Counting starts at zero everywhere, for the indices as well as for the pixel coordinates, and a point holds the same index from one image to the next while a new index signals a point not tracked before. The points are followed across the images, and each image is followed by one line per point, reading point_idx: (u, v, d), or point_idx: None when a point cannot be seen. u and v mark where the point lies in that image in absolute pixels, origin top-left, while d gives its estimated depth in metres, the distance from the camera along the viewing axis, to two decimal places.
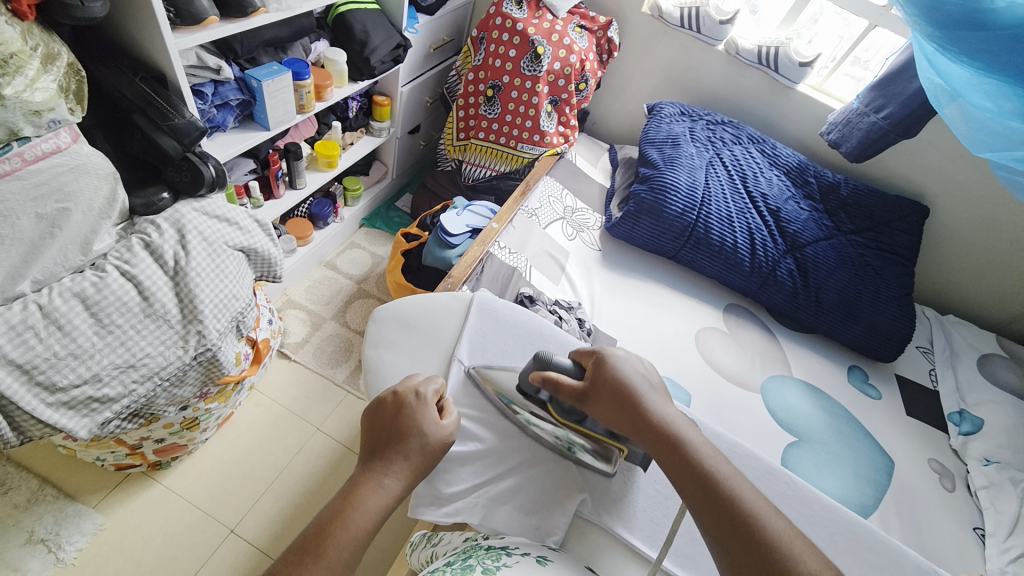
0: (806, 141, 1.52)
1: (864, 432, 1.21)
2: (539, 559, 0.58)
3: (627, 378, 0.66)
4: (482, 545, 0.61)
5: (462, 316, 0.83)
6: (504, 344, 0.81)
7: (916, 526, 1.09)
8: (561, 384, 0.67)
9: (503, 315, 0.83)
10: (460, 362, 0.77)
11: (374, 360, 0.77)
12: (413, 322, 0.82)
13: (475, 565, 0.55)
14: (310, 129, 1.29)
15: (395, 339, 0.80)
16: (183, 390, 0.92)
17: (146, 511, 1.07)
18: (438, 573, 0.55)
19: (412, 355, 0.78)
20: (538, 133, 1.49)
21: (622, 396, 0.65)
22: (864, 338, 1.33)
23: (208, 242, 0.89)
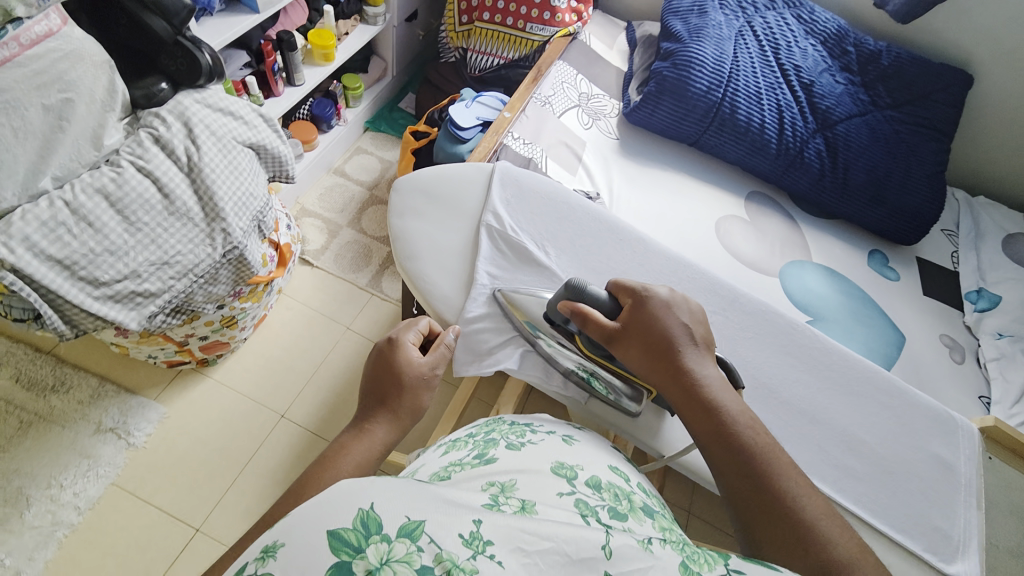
0: (849, 2, 1.36)
1: (879, 311, 1.23)
2: (565, 437, 0.60)
3: (667, 326, 0.62)
4: (505, 421, 0.65)
5: (485, 187, 0.82)
6: (531, 214, 0.80)
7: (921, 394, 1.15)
8: (592, 319, 0.64)
9: (527, 187, 0.82)
10: (488, 226, 0.77)
11: (401, 228, 0.78)
12: (436, 192, 0.81)
13: (499, 439, 0.58)
14: (301, 16, 1.20)
15: (419, 208, 0.79)
16: (218, 288, 0.95)
17: (201, 402, 1.17)
18: (461, 445, 0.60)
19: (439, 225, 0.78)
20: (548, 10, 1.37)
21: (659, 342, 0.62)
22: (889, 220, 1.30)
23: (217, 137, 0.87)
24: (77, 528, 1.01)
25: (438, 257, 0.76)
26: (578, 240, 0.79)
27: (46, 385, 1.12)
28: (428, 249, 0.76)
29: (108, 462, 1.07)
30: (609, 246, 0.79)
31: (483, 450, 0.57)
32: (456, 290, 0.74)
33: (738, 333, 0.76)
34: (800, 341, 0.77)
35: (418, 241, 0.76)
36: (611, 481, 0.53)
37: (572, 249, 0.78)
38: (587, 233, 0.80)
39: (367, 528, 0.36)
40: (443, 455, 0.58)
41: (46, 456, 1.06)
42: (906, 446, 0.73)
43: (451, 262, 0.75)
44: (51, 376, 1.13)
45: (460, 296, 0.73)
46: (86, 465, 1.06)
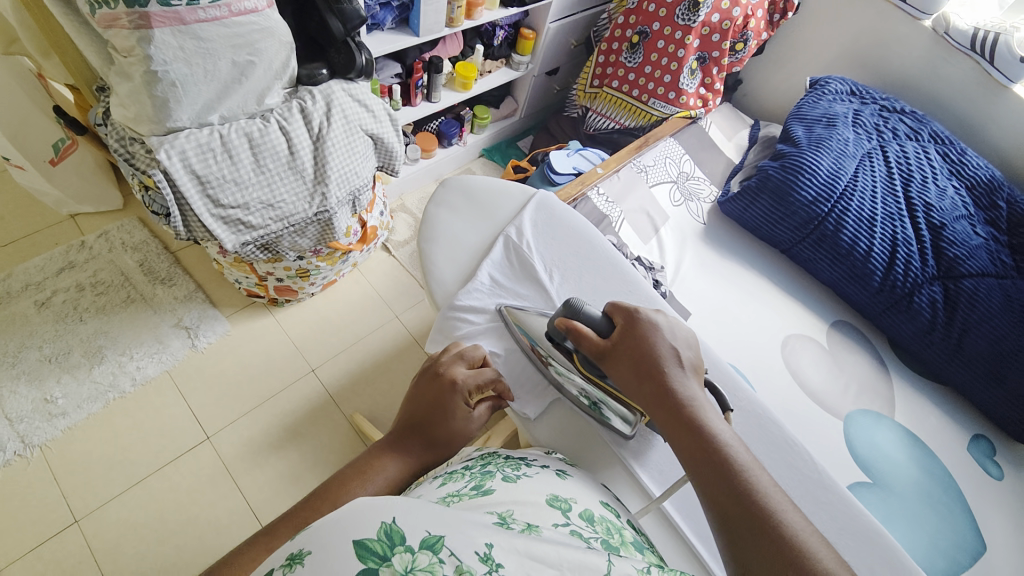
0: (1012, 155, 1.22)
1: (965, 507, 1.01)
2: (558, 472, 0.60)
3: (653, 346, 0.60)
4: (501, 454, 0.64)
5: (521, 206, 0.86)
6: (554, 242, 0.81)
7: None
8: (585, 336, 0.62)
9: (560, 217, 0.84)
10: (506, 236, 0.80)
11: (432, 215, 0.84)
12: (476, 195, 0.87)
13: (495, 472, 0.58)
14: (456, 47, 1.39)
15: (454, 204, 0.86)
16: (303, 240, 1.11)
17: (257, 332, 1.34)
18: (457, 476, 0.58)
19: (468, 224, 0.84)
20: (675, 90, 1.41)
21: (646, 360, 0.59)
22: (1005, 405, 1.10)
23: (347, 121, 1.04)
24: (125, 396, 1.19)
25: (452, 248, 0.81)
26: (589, 278, 0.78)
27: (158, 276, 1.36)
28: (444, 236, 0.82)
29: (171, 353, 1.25)
30: (618, 296, 0.77)
31: (479, 481, 0.56)
32: (454, 279, 0.78)
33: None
34: (798, 474, 0.70)
35: (442, 229, 0.83)
36: (603, 514, 0.54)
37: (580, 285, 0.77)
38: (599, 275, 0.79)
39: (392, 538, 0.39)
40: (439, 487, 0.56)
41: (133, 330, 1.27)
42: None
43: (461, 255, 0.81)
44: (165, 270, 1.37)
45: (455, 285, 0.78)
46: (155, 348, 1.26)
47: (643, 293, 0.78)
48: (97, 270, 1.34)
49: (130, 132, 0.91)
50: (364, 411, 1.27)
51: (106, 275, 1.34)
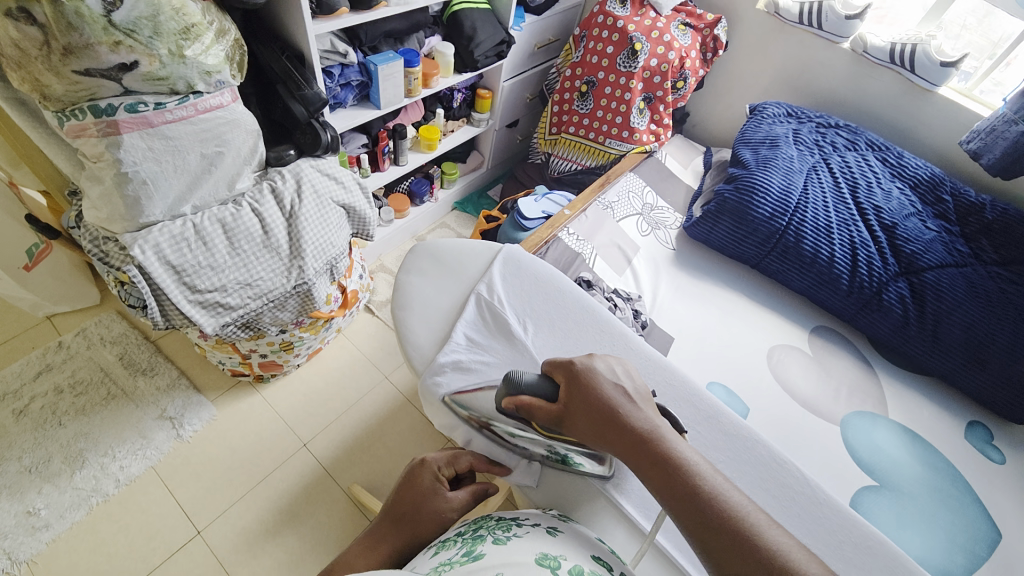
0: (945, 153, 1.30)
1: (976, 498, 1.00)
2: (549, 530, 0.60)
3: (603, 391, 0.61)
4: (493, 517, 0.65)
5: (487, 261, 0.89)
6: (521, 291, 0.84)
7: None
8: (537, 406, 0.63)
9: (525, 266, 0.87)
10: (477, 293, 0.82)
11: (404, 282, 0.86)
12: (445, 258, 0.89)
13: (487, 535, 0.59)
14: (417, 113, 1.46)
15: (426, 269, 0.88)
16: (283, 314, 1.12)
17: (246, 412, 1.31)
18: (450, 543, 0.60)
19: (439, 287, 0.86)
20: (627, 129, 1.50)
21: (596, 402, 0.61)
22: (991, 389, 1.11)
23: (318, 195, 1.08)
24: (109, 499, 1.14)
25: (425, 312, 0.83)
26: (559, 322, 0.81)
27: (140, 367, 1.34)
28: (418, 301, 0.84)
29: (156, 446, 1.22)
30: (591, 335, 0.80)
31: (471, 546, 0.58)
32: (430, 343, 0.79)
33: (718, 458, 0.72)
34: (795, 493, 0.70)
35: (414, 295, 0.85)
36: (592, 570, 0.55)
37: (552, 330, 0.80)
38: (569, 316, 0.81)
39: None
40: (434, 557, 0.58)
41: (115, 428, 1.24)
42: None
43: (434, 318, 0.82)
44: (146, 361, 1.35)
45: (432, 349, 0.79)
46: (139, 443, 1.22)
47: (616, 330, 0.81)
48: (76, 369, 1.32)
49: (104, 232, 0.94)
50: (361, 481, 1.23)
51: (84, 373, 1.31)
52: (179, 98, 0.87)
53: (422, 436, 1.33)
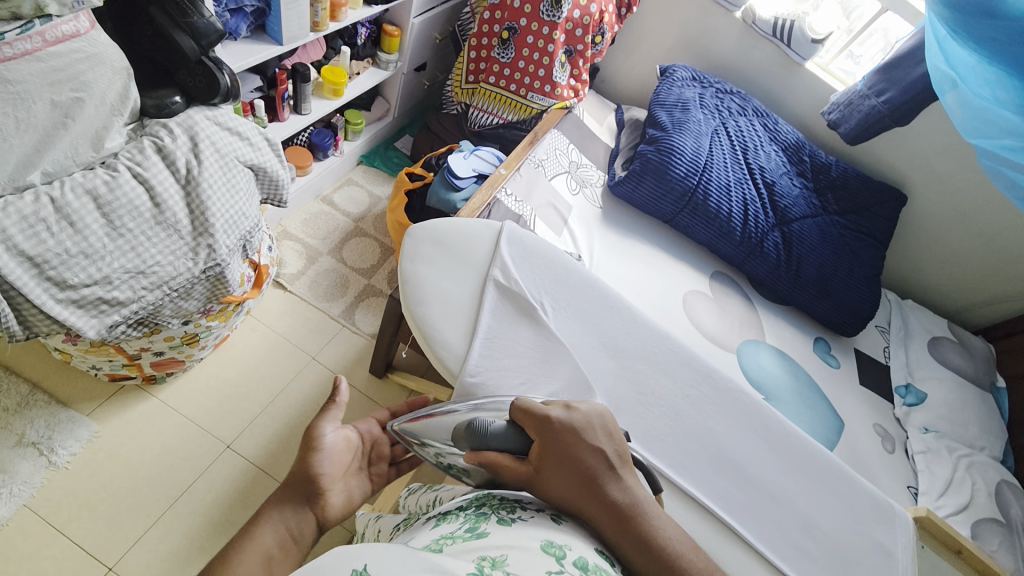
0: (806, 120, 1.56)
1: (823, 396, 1.35)
2: (555, 516, 0.55)
3: (581, 460, 0.58)
4: (496, 495, 0.59)
5: (492, 242, 0.83)
6: (534, 275, 0.80)
7: None
8: (503, 466, 0.59)
9: (531, 247, 0.83)
10: (494, 281, 0.78)
11: (410, 273, 0.78)
12: (447, 240, 0.81)
13: (491, 514, 0.54)
14: (318, 51, 1.25)
15: (429, 256, 0.80)
16: (188, 303, 0.92)
17: (141, 423, 1.08)
18: (451, 517, 0.56)
19: (449, 275, 0.78)
20: (550, 83, 1.48)
21: (585, 471, 0.57)
22: (833, 312, 1.45)
23: (220, 154, 0.88)
24: None
25: (444, 306, 0.76)
26: (576, 303, 0.80)
27: None
28: (434, 295, 0.76)
29: (23, 480, 0.96)
30: (603, 311, 0.81)
31: (474, 523, 0.53)
32: (460, 339, 0.73)
33: (704, 406, 0.78)
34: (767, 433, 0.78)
35: (428, 288, 0.76)
36: (597, 564, 0.49)
37: (569, 313, 0.79)
38: (582, 294, 0.81)
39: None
40: (435, 530, 0.54)
41: None
42: (855, 537, 0.73)
43: (456, 313, 0.76)
44: None
45: (463, 346, 0.73)
46: None
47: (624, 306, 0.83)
48: None
49: None
50: None
51: None
52: (20, 24, 0.67)
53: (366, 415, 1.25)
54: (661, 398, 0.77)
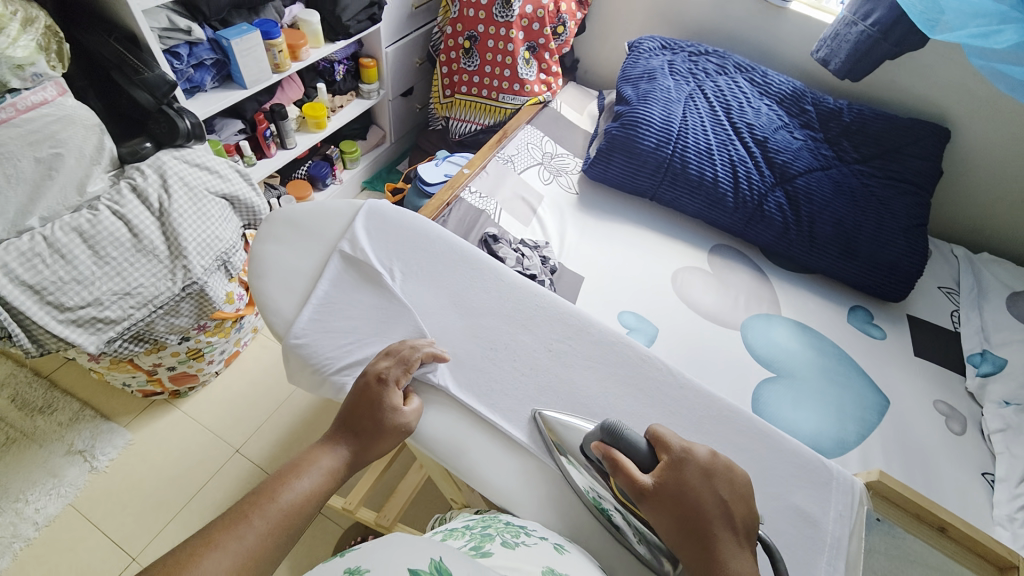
0: (804, 66, 1.40)
1: (857, 369, 1.15)
2: (556, 546, 0.54)
3: (702, 501, 0.53)
4: (501, 520, 0.58)
5: (350, 220, 0.80)
6: (390, 245, 0.79)
7: (920, 469, 1.02)
8: (624, 469, 0.54)
9: (392, 219, 0.81)
10: (340, 253, 0.76)
11: (257, 251, 0.77)
12: (303, 221, 0.80)
13: (495, 536, 0.53)
14: (296, 91, 1.39)
15: (282, 235, 0.78)
16: (180, 320, 1.05)
17: (164, 431, 1.24)
18: (458, 533, 0.55)
19: (295, 250, 0.77)
20: (517, 81, 1.50)
21: (692, 516, 0.52)
22: (863, 273, 1.24)
23: (189, 187, 1.01)
24: (31, 544, 1.07)
25: (284, 277, 0.75)
26: (430, 268, 0.77)
27: (37, 406, 1.24)
28: (275, 269, 0.76)
29: (70, 483, 1.14)
30: (460, 273, 0.77)
31: (479, 542, 0.52)
32: (293, 305, 0.73)
33: (586, 364, 0.71)
34: (694, 404, 0.68)
35: (276, 265, 0.76)
36: None
37: (423, 279, 0.76)
38: (437, 259, 0.78)
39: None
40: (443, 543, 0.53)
41: (21, 472, 1.14)
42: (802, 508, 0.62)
43: (295, 282, 0.75)
44: (43, 398, 1.25)
45: (294, 311, 0.73)
46: (51, 483, 1.13)
47: (488, 267, 0.78)
48: None
49: None
50: None
51: None
52: None
53: None
54: (533, 363, 0.71)
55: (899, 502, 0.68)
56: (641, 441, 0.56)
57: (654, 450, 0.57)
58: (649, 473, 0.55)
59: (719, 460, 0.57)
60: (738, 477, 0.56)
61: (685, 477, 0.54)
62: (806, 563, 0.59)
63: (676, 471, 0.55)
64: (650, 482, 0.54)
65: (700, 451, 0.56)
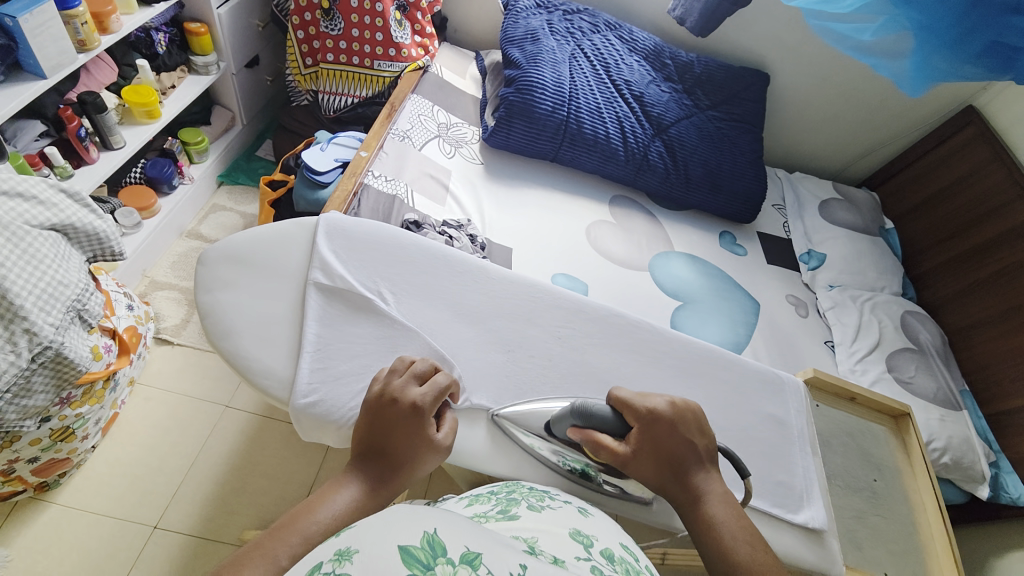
0: (659, 21, 1.54)
1: (734, 284, 1.39)
2: (580, 509, 0.53)
3: (676, 447, 0.62)
4: (525, 485, 0.58)
5: (309, 245, 0.76)
6: (364, 264, 0.76)
7: (792, 351, 1.31)
8: (603, 446, 0.61)
9: (358, 235, 0.77)
10: (315, 285, 0.72)
11: (211, 304, 0.70)
12: (253, 258, 0.74)
13: (520, 499, 0.53)
14: (109, 73, 1.12)
15: (232, 279, 0.72)
16: (34, 400, 0.81)
17: (48, 534, 0.98)
18: (481, 499, 0.54)
19: (259, 294, 0.72)
20: (392, 46, 1.37)
21: (671, 458, 0.62)
22: (727, 204, 1.49)
23: (2, 226, 0.74)
24: None
25: (258, 328, 0.69)
26: (416, 281, 0.76)
27: None
28: (247, 320, 0.70)
29: None
30: (445, 278, 0.78)
31: (506, 507, 0.51)
32: (286, 362, 0.68)
33: (587, 341, 0.78)
34: (658, 347, 0.80)
35: (235, 313, 0.70)
36: (623, 555, 0.45)
37: (411, 293, 0.75)
38: (419, 272, 0.77)
39: (435, 548, 0.34)
40: (468, 510, 0.52)
41: None
42: (749, 409, 0.78)
43: (273, 332, 0.69)
44: None
45: (290, 367, 0.67)
46: None
47: (472, 269, 0.80)
48: None
49: None
50: (254, 522, 1.06)
51: None
52: None
53: (303, 444, 1.17)
54: (549, 354, 0.75)
55: (823, 388, 0.86)
56: (608, 412, 0.63)
57: (620, 414, 0.63)
58: (624, 441, 0.62)
59: (681, 407, 0.64)
60: (699, 414, 0.65)
61: (655, 432, 0.62)
62: (761, 448, 0.76)
63: (645, 428, 0.62)
64: (628, 449, 0.61)
65: (661, 405, 0.63)
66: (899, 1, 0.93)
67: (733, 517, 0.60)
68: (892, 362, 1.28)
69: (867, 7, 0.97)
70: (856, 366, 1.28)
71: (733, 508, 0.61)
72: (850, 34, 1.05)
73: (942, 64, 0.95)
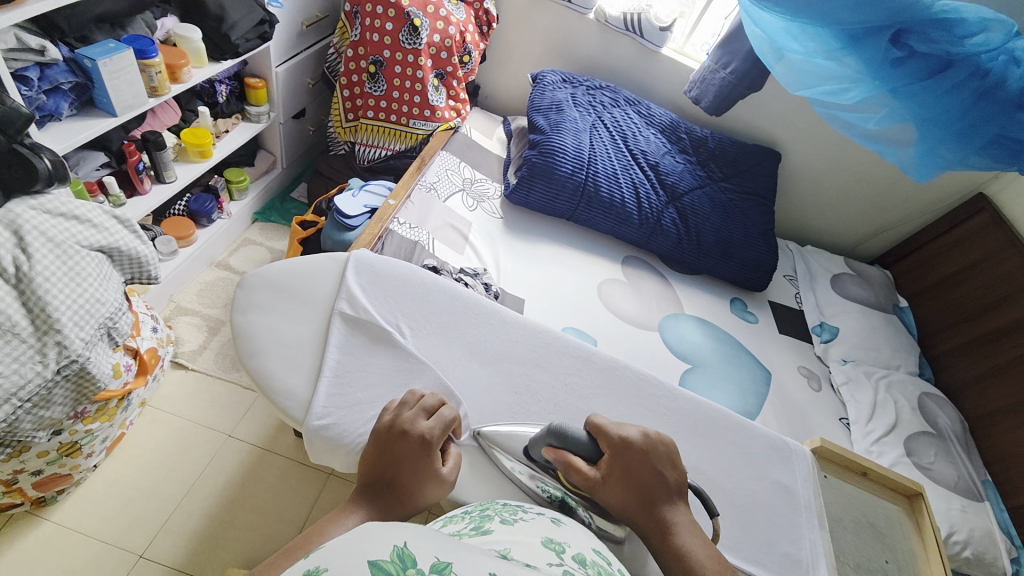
0: (676, 100, 1.65)
1: (745, 350, 1.39)
2: (554, 519, 0.48)
3: (643, 476, 0.61)
4: (499, 502, 0.53)
5: (338, 277, 0.80)
6: (388, 300, 0.79)
7: (803, 424, 1.28)
8: (575, 468, 0.60)
9: (384, 272, 0.82)
10: (340, 314, 0.76)
11: (244, 324, 0.74)
12: (285, 285, 0.78)
13: (494, 514, 0.48)
14: (171, 117, 1.24)
15: (265, 302, 0.76)
16: (51, 411, 0.84)
17: (35, 552, 0.97)
18: (455, 518, 0.49)
19: (288, 319, 0.75)
20: (428, 108, 1.49)
21: (641, 488, 0.60)
22: (738, 272, 1.51)
23: (54, 243, 0.80)
24: None
25: (283, 352, 0.72)
26: (434, 318, 0.79)
27: None
28: (273, 343, 0.73)
29: None
30: (462, 318, 0.81)
31: (479, 522, 0.46)
32: (304, 384, 0.70)
33: (594, 393, 0.78)
34: (664, 407, 0.79)
35: (264, 337, 0.73)
36: (597, 560, 0.42)
37: (430, 330, 0.78)
38: (440, 311, 0.80)
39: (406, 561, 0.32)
40: (440, 529, 0.47)
41: None
42: (754, 478, 0.76)
43: (299, 356, 0.72)
44: None
45: (308, 390, 0.70)
46: None
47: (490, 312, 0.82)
48: None
49: None
50: (239, 560, 1.03)
51: None
52: None
53: (299, 480, 1.15)
54: (555, 399, 0.76)
55: (832, 459, 0.83)
56: (583, 436, 0.62)
57: (596, 440, 0.63)
58: (595, 466, 0.61)
59: (653, 438, 0.63)
60: (671, 448, 0.63)
61: (626, 459, 0.61)
62: (769, 523, 0.73)
63: (618, 454, 0.61)
64: (598, 473, 0.60)
65: (634, 434, 0.62)
66: (900, 95, 0.99)
67: (703, 551, 0.58)
68: (911, 447, 1.22)
69: (871, 99, 1.03)
70: (873, 447, 1.24)
71: (701, 538, 0.59)
72: (855, 123, 1.10)
73: (948, 153, 1.02)
